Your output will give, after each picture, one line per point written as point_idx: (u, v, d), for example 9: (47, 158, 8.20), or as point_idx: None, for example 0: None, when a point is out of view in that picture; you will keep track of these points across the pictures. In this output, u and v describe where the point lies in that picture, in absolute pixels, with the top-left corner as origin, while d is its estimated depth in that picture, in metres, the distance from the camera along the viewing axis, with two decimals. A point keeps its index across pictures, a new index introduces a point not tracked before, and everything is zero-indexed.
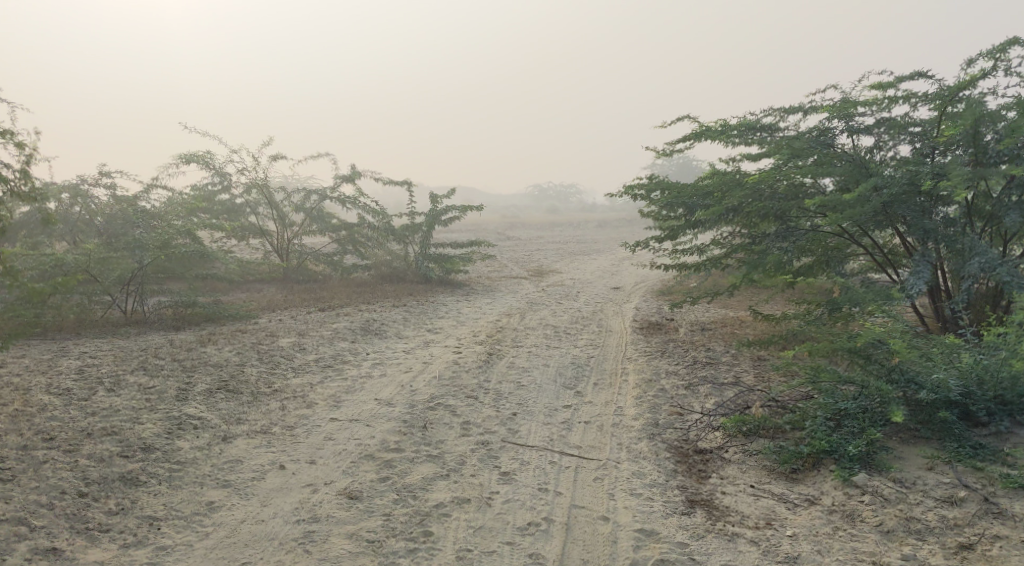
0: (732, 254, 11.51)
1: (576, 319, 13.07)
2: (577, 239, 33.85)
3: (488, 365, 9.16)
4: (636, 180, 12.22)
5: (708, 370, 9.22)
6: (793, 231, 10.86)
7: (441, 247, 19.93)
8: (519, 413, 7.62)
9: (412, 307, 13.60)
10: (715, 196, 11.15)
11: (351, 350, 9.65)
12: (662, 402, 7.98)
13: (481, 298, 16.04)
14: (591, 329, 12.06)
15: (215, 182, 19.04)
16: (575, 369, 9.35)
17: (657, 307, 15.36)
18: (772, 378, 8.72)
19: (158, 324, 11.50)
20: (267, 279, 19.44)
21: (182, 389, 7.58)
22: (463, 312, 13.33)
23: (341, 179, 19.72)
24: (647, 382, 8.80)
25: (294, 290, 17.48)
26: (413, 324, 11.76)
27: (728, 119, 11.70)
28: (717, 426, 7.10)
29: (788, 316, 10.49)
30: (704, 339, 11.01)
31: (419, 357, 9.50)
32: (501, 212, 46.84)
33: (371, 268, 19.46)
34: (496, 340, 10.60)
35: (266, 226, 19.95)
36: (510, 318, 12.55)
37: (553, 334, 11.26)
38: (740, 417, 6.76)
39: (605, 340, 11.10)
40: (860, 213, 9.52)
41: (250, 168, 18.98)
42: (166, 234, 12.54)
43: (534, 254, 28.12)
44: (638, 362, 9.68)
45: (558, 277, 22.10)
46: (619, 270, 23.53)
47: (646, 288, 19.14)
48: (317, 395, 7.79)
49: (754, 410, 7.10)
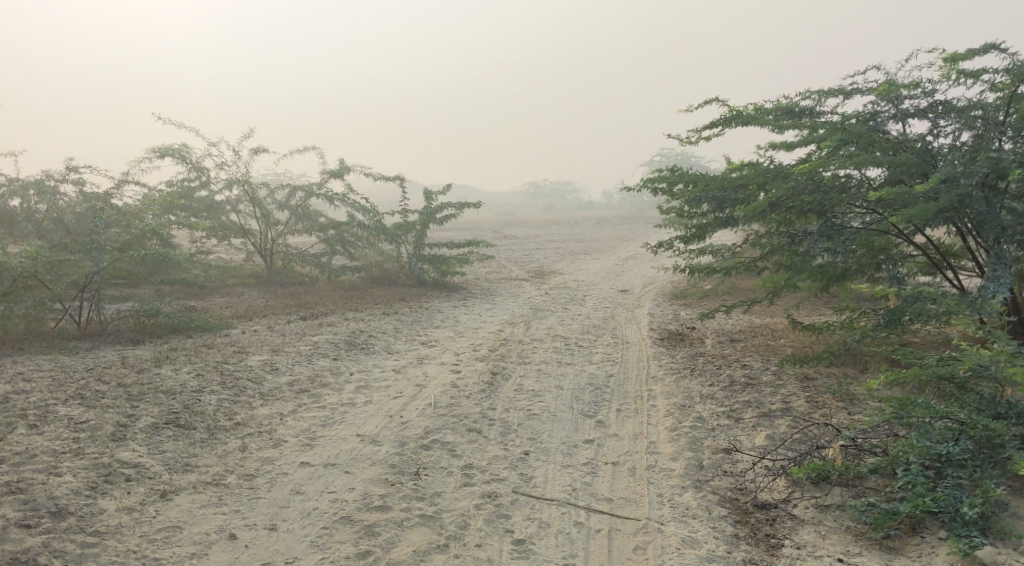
0: (767, 256, 10.19)
1: (587, 328, 11.71)
2: (576, 238, 32.51)
3: (493, 388, 7.80)
4: (655, 172, 10.91)
5: (751, 393, 7.88)
6: (838, 230, 9.55)
7: (436, 247, 18.56)
8: (531, 451, 6.28)
9: (405, 315, 12.23)
10: (751, 188, 9.85)
11: (332, 370, 8.26)
12: (703, 437, 6.65)
13: (479, 304, 14.67)
14: (606, 340, 10.71)
15: (193, 178, 17.61)
16: (594, 392, 8.00)
17: (673, 314, 14.01)
18: (827, 405, 7.40)
19: (114, 337, 10.08)
20: (249, 282, 18.05)
21: (121, 424, 6.19)
22: (461, 321, 11.96)
23: (328, 174, 18.33)
24: (680, 409, 7.45)
25: (278, 295, 16.11)
26: (406, 336, 10.39)
27: (762, 102, 10.44)
28: (781, 472, 5.79)
29: (833, 327, 9.21)
30: (737, 354, 9.67)
31: (411, 378, 8.14)
32: (496, 209, 45.47)
33: (361, 270, 18.08)
34: (500, 356, 9.23)
35: (248, 225, 18.53)
36: (514, 328, 11.17)
37: (564, 348, 9.90)
38: (814, 465, 5.46)
39: (623, 354, 9.75)
40: (928, 210, 8.23)
41: (231, 162, 17.56)
42: (128, 235, 11.14)
43: (533, 254, 26.76)
44: (667, 384, 8.33)
45: (561, 278, 20.71)
46: (624, 271, 22.20)
47: (655, 291, 17.80)
48: (286, 431, 6.41)
49: (826, 451, 5.81)
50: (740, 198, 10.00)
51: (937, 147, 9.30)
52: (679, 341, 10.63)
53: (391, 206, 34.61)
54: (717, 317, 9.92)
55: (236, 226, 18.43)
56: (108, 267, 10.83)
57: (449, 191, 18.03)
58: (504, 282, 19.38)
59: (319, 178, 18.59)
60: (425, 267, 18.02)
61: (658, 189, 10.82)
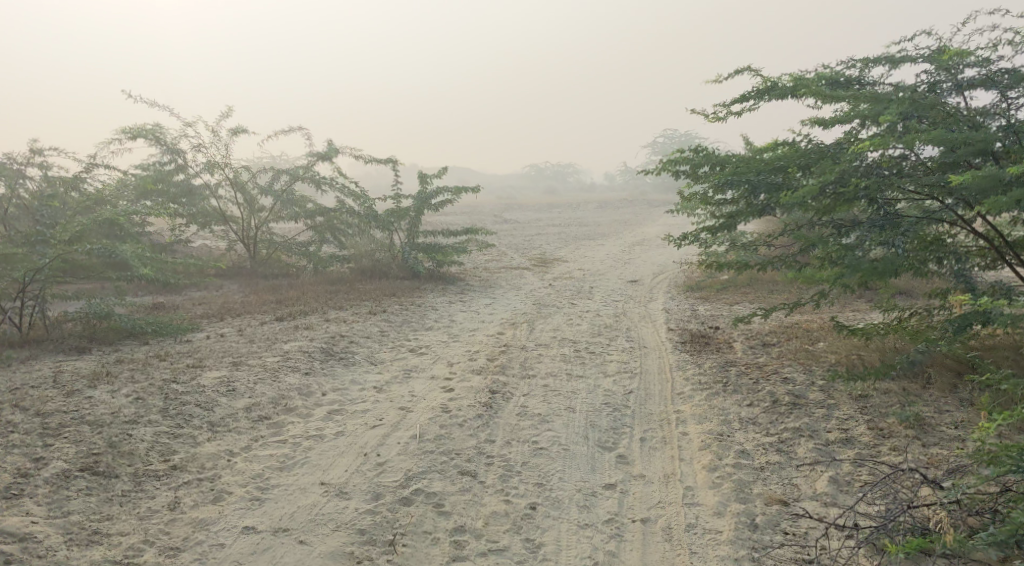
0: (807, 249, 8.87)
1: (598, 329, 10.41)
2: (579, 221, 31.15)
3: (491, 413, 6.50)
4: (677, 152, 9.54)
5: (801, 417, 6.59)
6: (894, 220, 8.20)
7: (431, 235, 17.17)
8: (540, 503, 4.99)
9: (394, 315, 10.92)
10: (792, 172, 8.51)
11: (302, 389, 6.96)
12: (751, 481, 5.38)
13: (478, 299, 13.37)
14: (620, 345, 9.42)
15: (167, 161, 16.22)
16: (613, 416, 6.70)
17: (691, 310, 12.71)
18: (895, 435, 6.11)
19: (57, 345, 8.77)
20: (230, 274, 16.78)
21: (22, 472, 4.94)
22: (457, 322, 10.65)
23: (314, 156, 16.94)
24: (718, 440, 6.17)
25: (257, 289, 14.81)
26: (392, 342, 9.08)
27: (801, 71, 9.06)
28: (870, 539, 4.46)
29: (883, 332, 7.95)
30: (773, 362, 8.38)
31: (395, 399, 6.84)
32: (496, 193, 44.05)
33: (350, 260, 16.75)
34: (499, 369, 7.95)
35: (228, 211, 17.17)
36: (515, 331, 9.86)
37: (574, 356, 8.60)
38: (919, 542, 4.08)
39: (642, 364, 8.47)
40: (1010, 199, 6.90)
41: (208, 144, 16.15)
42: (78, 226, 9.80)
43: (534, 239, 25.38)
44: (699, 405, 7.03)
45: (566, 267, 19.36)
46: (632, 259, 20.86)
47: (668, 283, 16.47)
48: (233, 478, 5.13)
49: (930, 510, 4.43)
50: (776, 183, 8.67)
51: (1012, 122, 7.93)
52: (704, 346, 9.34)
53: (386, 191, 33.19)
54: (750, 319, 8.58)
55: (216, 212, 17.07)
56: (54, 263, 9.50)
57: (445, 174, 16.63)
58: (504, 271, 18.07)
59: (304, 160, 17.22)
60: (419, 256, 16.65)
61: (679, 173, 9.46)
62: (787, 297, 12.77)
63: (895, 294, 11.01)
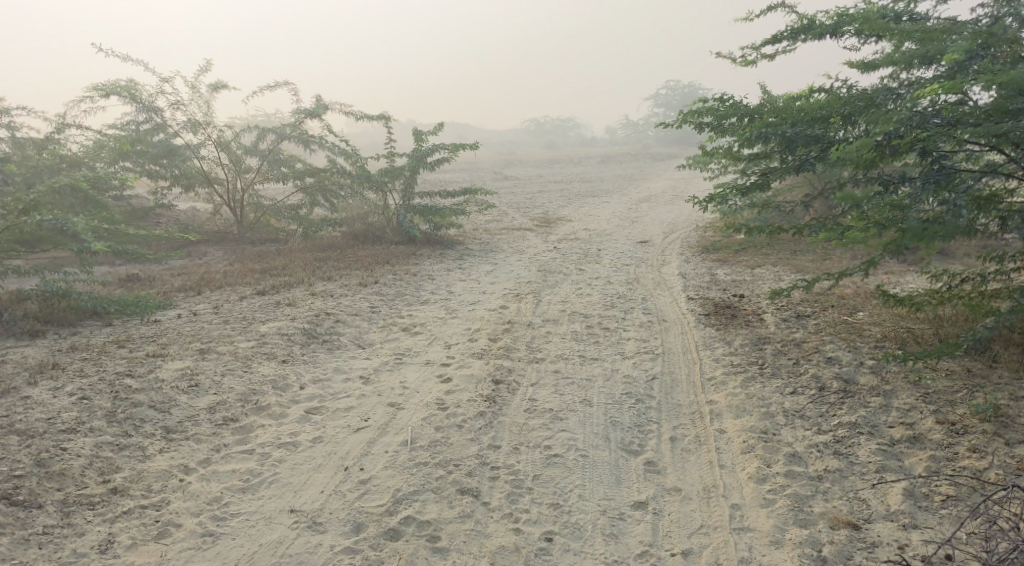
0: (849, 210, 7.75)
1: (611, 300, 9.44)
2: (582, 178, 29.97)
3: (495, 409, 5.56)
4: (700, 102, 8.38)
5: (856, 407, 5.67)
6: (952, 176, 7.02)
7: (428, 195, 16.05)
8: (556, 532, 4.23)
9: (386, 286, 9.94)
10: (835, 121, 7.37)
11: (278, 382, 6.03)
12: (810, 496, 4.51)
13: (477, 265, 12.38)
14: (637, 319, 8.46)
15: (143, 120, 15.04)
16: (637, 410, 5.77)
17: (710, 275, 11.72)
18: (973, 430, 5.16)
19: (8, 328, 7.80)
20: (215, 242, 15.79)
21: None
22: (456, 294, 9.68)
23: (301, 113, 15.77)
24: (762, 440, 5.26)
25: (243, 256, 13.83)
26: (382, 321, 8.12)
27: (843, 7, 7.87)
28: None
29: (927, 298, 7.04)
30: (812, 338, 7.43)
31: (384, 393, 5.90)
32: (495, 148, 42.66)
33: (342, 224, 15.73)
34: (503, 352, 7.01)
35: (212, 172, 16.07)
36: (520, 304, 8.89)
37: (587, 334, 7.64)
38: None
39: (664, 343, 7.51)
40: None
41: (187, 101, 14.96)
42: None
43: (536, 198, 24.26)
44: (734, 394, 6.10)
45: (570, 227, 18.31)
46: (639, 217, 19.80)
47: (679, 243, 15.44)
48: (182, 505, 4.32)
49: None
50: (816, 134, 7.55)
51: None
52: (731, 319, 8.38)
53: (379, 149, 31.90)
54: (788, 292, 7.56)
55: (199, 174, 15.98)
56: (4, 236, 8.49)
57: (441, 130, 15.47)
58: (506, 233, 17.05)
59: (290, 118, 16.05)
60: (414, 219, 15.57)
61: (702, 125, 8.33)
62: (814, 260, 11.76)
63: (936, 255, 10.00)
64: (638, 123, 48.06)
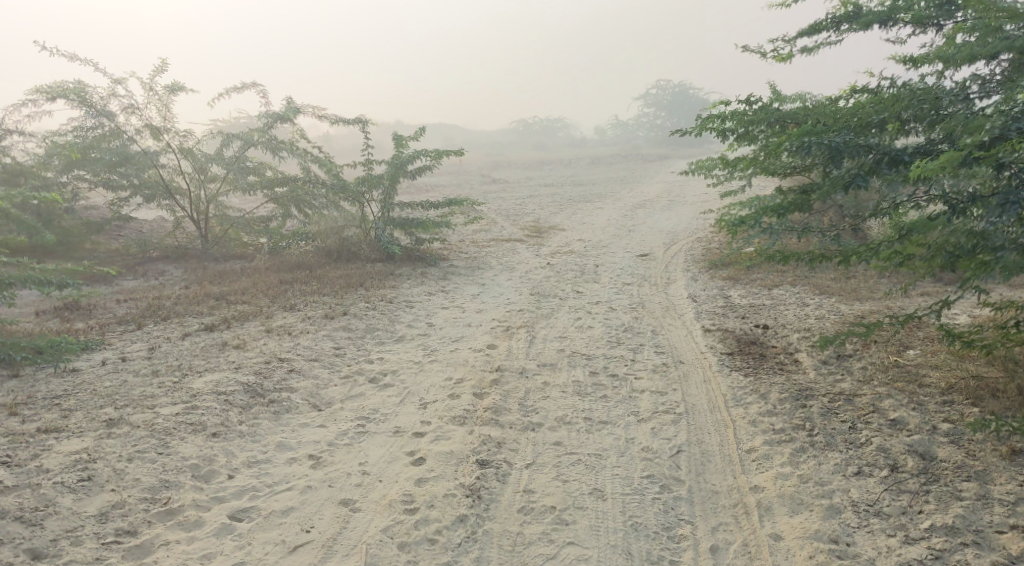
0: (910, 235, 6.26)
1: (616, 334, 8.16)
2: (573, 181, 28.62)
3: (480, 512, 4.43)
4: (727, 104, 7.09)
5: (945, 499, 4.48)
6: None
7: (409, 206, 14.70)
8: None
9: (356, 320, 8.58)
10: (891, 127, 6.04)
11: (200, 469, 4.71)
12: None
13: (462, 288, 11.07)
14: (649, 362, 7.19)
15: (92, 125, 13.49)
16: (663, 504, 4.57)
17: (723, 298, 10.45)
18: None
19: None
20: (175, 259, 14.42)
21: None
22: (436, 328, 8.34)
23: (271, 117, 14.37)
24: (834, 555, 4.21)
25: (203, 276, 12.46)
26: (346, 369, 6.76)
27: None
28: None
29: (1001, 344, 5.78)
30: (864, 392, 6.19)
31: (339, 483, 4.65)
32: (482, 150, 41.21)
33: (315, 238, 14.40)
34: (492, 414, 5.70)
35: (173, 182, 14.58)
36: (511, 344, 7.61)
37: (593, 387, 6.36)
38: None
39: (687, 398, 6.23)
40: None
41: (143, 105, 13.29)
42: None
43: (524, 204, 22.91)
44: (784, 476, 4.85)
45: (563, 238, 17.01)
46: (636, 226, 18.47)
47: (682, 258, 14.11)
48: None
49: None
50: (867, 144, 6.09)
51: None
52: (760, 362, 7.10)
53: (357, 155, 30.37)
54: (838, 337, 6.23)
55: (160, 183, 14.43)
56: None
57: (424, 136, 14.10)
58: (494, 245, 15.74)
59: (258, 122, 14.61)
60: (394, 233, 14.25)
61: (727, 133, 7.10)
62: (837, 279, 10.51)
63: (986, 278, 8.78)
64: (628, 124, 46.80)
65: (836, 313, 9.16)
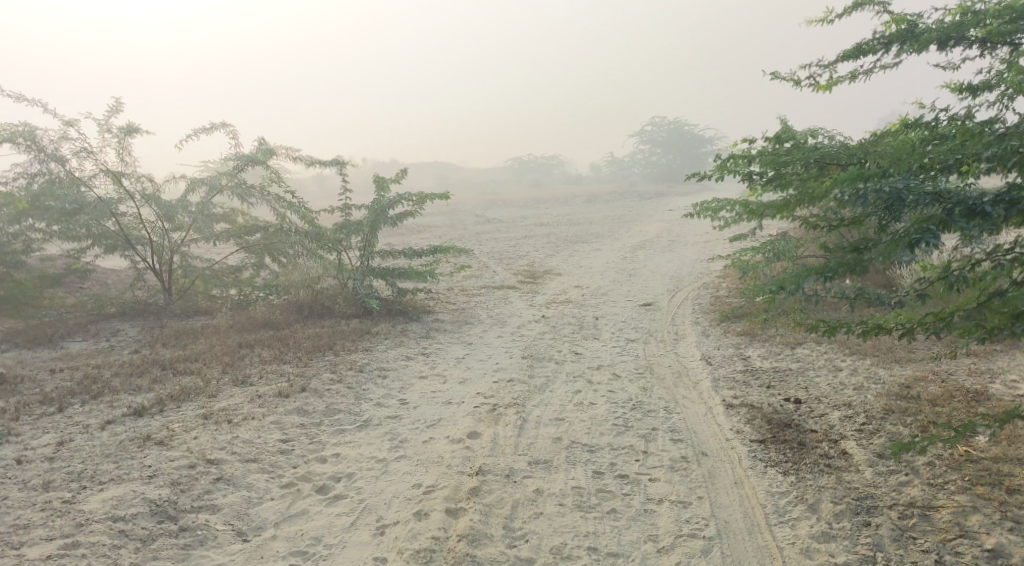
0: (994, 302, 4.96)
1: (623, 414, 6.84)
2: (569, 220, 27.46)
3: None
4: (758, 146, 6.09)
5: None
6: None
7: (391, 255, 13.42)
8: None
9: (315, 398, 7.25)
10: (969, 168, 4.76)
11: None
12: None
13: (444, 349, 9.76)
14: (667, 457, 5.85)
15: (36, 172, 12.16)
16: None
17: (742, 360, 9.16)
18: None
19: None
20: (134, 316, 13.13)
21: None
22: (410, 408, 7.01)
23: (240, 160, 13.20)
24: None
25: (159, 337, 11.17)
26: (289, 474, 5.41)
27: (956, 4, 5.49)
28: None
29: None
30: (944, 505, 4.89)
31: None
32: (474, 188, 40.11)
33: (286, 291, 13.11)
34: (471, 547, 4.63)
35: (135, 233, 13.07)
36: (498, 431, 6.29)
37: (598, 500, 5.11)
38: None
39: (718, 514, 4.98)
40: None
41: (97, 148, 12.03)
42: None
43: (517, 245, 21.67)
44: None
45: (559, 284, 15.76)
46: (637, 270, 17.22)
47: (690, 308, 12.83)
48: None
49: None
50: (938, 190, 4.83)
51: None
52: (801, 455, 5.80)
53: (335, 198, 29.14)
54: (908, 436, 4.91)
55: (118, 234, 12.88)
56: None
57: (406, 178, 12.90)
58: (484, 294, 14.49)
59: (226, 165, 13.40)
60: (373, 284, 12.95)
61: (754, 176, 6.06)
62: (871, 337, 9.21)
63: None
64: (624, 161, 45.98)
65: (877, 380, 7.87)
